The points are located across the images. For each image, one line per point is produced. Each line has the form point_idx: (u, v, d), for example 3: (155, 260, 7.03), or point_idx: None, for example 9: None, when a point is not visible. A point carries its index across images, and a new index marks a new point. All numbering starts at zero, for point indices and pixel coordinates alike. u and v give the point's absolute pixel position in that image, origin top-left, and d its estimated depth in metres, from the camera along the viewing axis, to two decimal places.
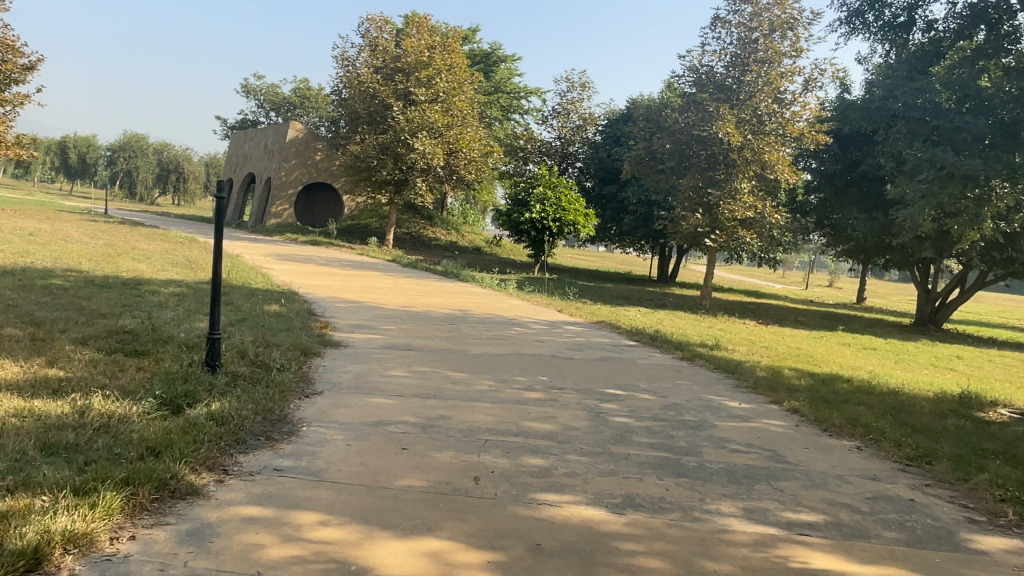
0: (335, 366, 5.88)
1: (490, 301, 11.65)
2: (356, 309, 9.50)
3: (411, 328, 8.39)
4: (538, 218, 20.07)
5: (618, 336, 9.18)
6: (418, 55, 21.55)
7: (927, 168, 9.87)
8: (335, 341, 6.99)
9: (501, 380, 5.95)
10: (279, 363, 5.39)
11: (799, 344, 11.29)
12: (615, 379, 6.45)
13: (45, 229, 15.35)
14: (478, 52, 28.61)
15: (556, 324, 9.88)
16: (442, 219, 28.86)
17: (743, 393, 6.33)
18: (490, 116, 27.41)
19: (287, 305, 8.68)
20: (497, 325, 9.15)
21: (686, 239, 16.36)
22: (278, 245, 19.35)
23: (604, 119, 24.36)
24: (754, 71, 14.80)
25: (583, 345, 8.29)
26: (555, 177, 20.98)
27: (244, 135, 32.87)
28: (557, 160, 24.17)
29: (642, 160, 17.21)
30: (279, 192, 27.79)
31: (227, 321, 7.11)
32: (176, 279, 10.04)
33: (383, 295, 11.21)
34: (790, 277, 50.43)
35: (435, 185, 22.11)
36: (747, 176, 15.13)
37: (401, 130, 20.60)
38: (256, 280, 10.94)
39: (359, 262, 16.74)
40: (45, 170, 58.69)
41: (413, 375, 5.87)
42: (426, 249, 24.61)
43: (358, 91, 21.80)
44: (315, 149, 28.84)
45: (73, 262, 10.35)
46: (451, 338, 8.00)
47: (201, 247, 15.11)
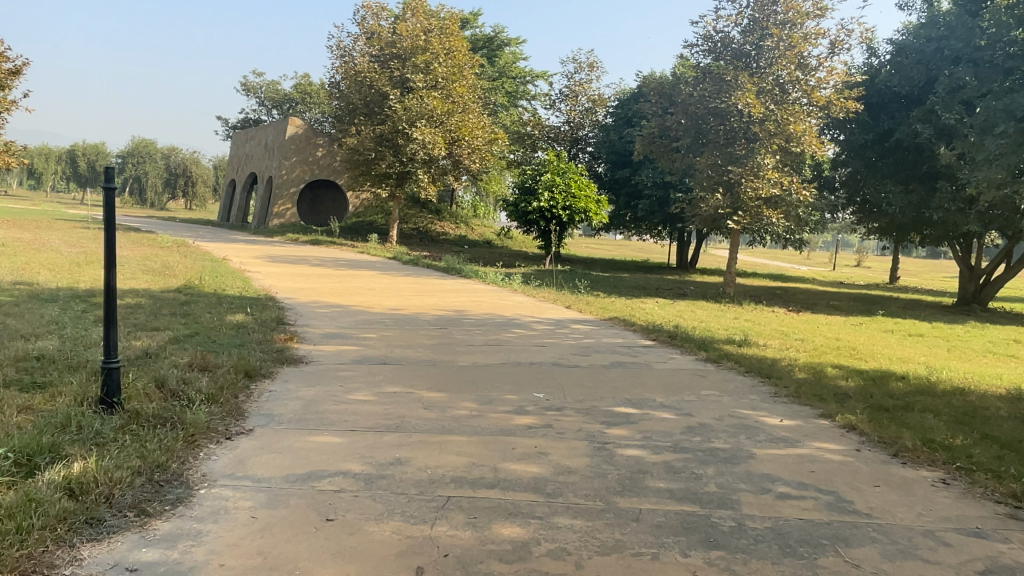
0: (282, 393, 4.80)
1: (490, 299, 10.55)
2: (336, 314, 8.46)
3: (392, 335, 7.33)
4: (547, 206, 18.91)
5: (633, 335, 8.05)
6: (413, 40, 20.50)
7: (1003, 120, 8.58)
8: (296, 359, 5.91)
9: (486, 401, 4.87)
10: (203, 394, 4.33)
11: (838, 334, 10.08)
12: (627, 392, 5.32)
13: (24, 239, 14.50)
14: (480, 37, 27.56)
15: (562, 322, 8.75)
16: (450, 212, 28.03)
17: (783, 405, 5.20)
18: (496, 103, 26.34)
19: (254, 314, 7.65)
20: (494, 327, 8.06)
21: (705, 222, 15.16)
22: (275, 247, 18.42)
23: (614, 100, 23.18)
24: (775, 35, 13.55)
25: (592, 348, 7.19)
26: (564, 163, 19.79)
27: (246, 134, 32.07)
28: (566, 146, 23.15)
29: (655, 137, 15.97)
30: (281, 191, 26.95)
31: (171, 339, 6.08)
32: (140, 289, 9.05)
33: (372, 297, 10.14)
34: (815, 259, 48.74)
35: (439, 176, 21.07)
36: (770, 151, 13.86)
37: (398, 120, 19.54)
38: (232, 285, 9.94)
39: (356, 261, 15.73)
40: (56, 180, 58.68)
41: (377, 399, 4.80)
42: (433, 245, 23.59)
43: (353, 80, 20.85)
44: (316, 145, 27.87)
45: (29, 273, 9.41)
46: (437, 346, 6.93)
47: (186, 252, 14.17)
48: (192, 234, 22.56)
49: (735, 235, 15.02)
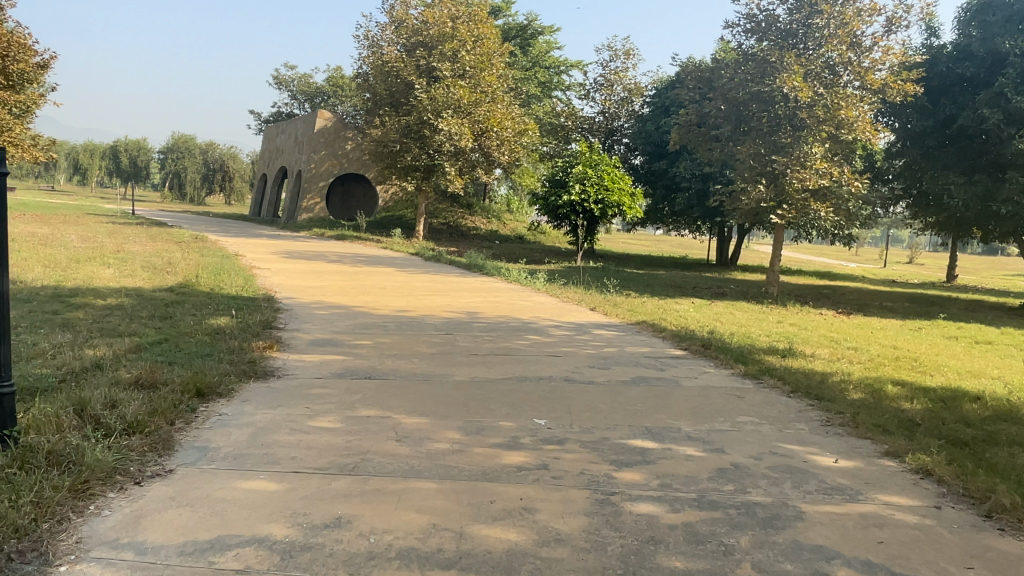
0: (230, 418, 4.05)
1: (509, 300, 9.74)
2: (335, 317, 7.73)
3: (387, 341, 6.56)
4: (578, 199, 17.97)
5: (661, 343, 7.15)
6: (440, 27, 19.72)
7: None
8: (267, 372, 5.16)
9: (474, 430, 4.05)
10: (125, 420, 3.59)
11: (896, 342, 9.00)
12: (647, 418, 4.45)
13: (38, 234, 14.15)
14: (513, 26, 26.80)
15: (583, 327, 7.87)
16: (481, 207, 27.29)
17: (837, 439, 4.27)
18: (529, 93, 25.53)
19: (241, 318, 6.96)
20: (505, 333, 7.24)
21: (746, 216, 14.07)
22: (296, 242, 17.88)
23: (651, 88, 22.11)
24: (825, 12, 12.46)
25: (613, 358, 6.32)
26: (597, 154, 18.85)
27: (277, 128, 31.80)
28: (601, 137, 22.20)
29: (692, 125, 14.91)
30: (310, 186, 26.55)
31: (133, 347, 5.41)
32: (132, 287, 8.46)
33: (379, 296, 9.41)
34: (865, 256, 46.75)
35: (468, 170, 20.32)
36: (819, 139, 12.73)
37: (423, 110, 18.81)
38: (231, 284, 9.29)
39: (376, 257, 15.05)
40: (100, 176, 59.83)
41: (343, 426, 4.02)
42: (462, 241, 22.89)
43: (378, 70, 20.23)
44: (345, 138, 27.38)
45: (20, 269, 8.91)
46: (437, 354, 6.14)
47: (200, 248, 13.64)
48: (218, 229, 22.23)
49: (780, 230, 13.89)
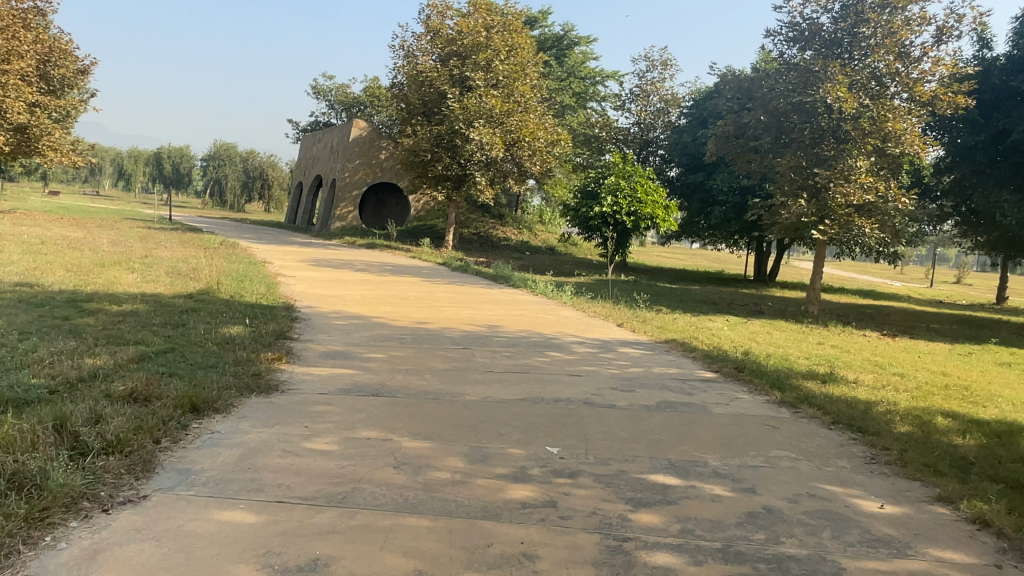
0: (221, 437, 3.79)
1: (534, 314, 9.42)
2: (351, 328, 7.49)
3: (401, 355, 6.30)
4: (610, 211, 17.59)
5: (691, 364, 6.76)
6: (474, 36, 19.56)
7: None
8: (270, 386, 4.91)
9: (480, 458, 3.73)
10: (104, 438, 3.36)
11: (944, 368, 8.44)
12: (670, 450, 4.08)
13: (71, 238, 14.29)
14: (549, 37, 26.63)
15: (608, 345, 7.51)
16: (513, 217, 27.06)
17: (882, 481, 3.85)
18: (563, 104, 25.29)
19: (254, 327, 6.75)
20: (526, 349, 6.92)
21: (785, 231, 13.55)
22: (325, 249, 17.81)
23: (689, 100, 21.67)
24: (872, 20, 11.96)
25: (638, 380, 5.95)
26: (631, 165, 18.47)
27: (314, 137, 32.06)
28: (636, 148, 21.79)
29: (730, 136, 14.45)
30: (343, 194, 26.63)
31: (137, 356, 5.23)
32: (150, 293, 8.36)
33: (400, 307, 9.17)
34: (909, 275, 45.32)
35: (500, 180, 20.09)
36: (863, 153, 12.18)
37: (455, 120, 18.65)
38: (252, 291, 9.14)
39: (403, 266, 14.87)
40: (144, 182, 61.23)
41: (341, 450, 3.74)
42: (492, 251, 22.65)
43: (412, 80, 20.16)
44: (379, 147, 27.44)
45: (43, 272, 8.88)
46: (451, 370, 5.84)
47: (227, 254, 13.61)
48: (250, 236, 22.35)
49: (820, 246, 13.32)
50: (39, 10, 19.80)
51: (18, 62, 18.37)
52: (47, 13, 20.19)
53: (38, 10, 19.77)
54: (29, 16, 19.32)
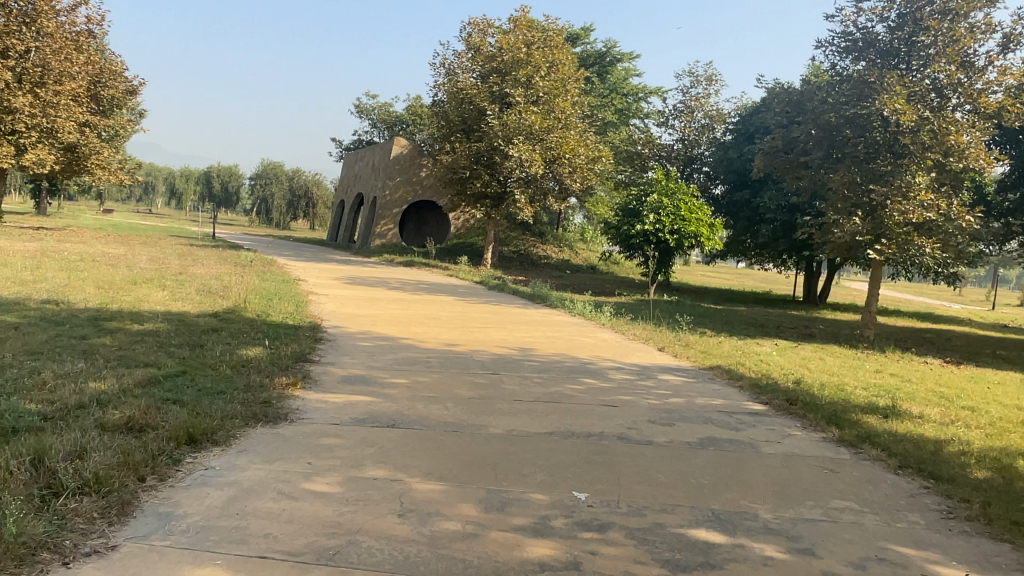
0: (214, 474, 3.45)
1: (571, 336, 8.97)
2: (376, 351, 7.15)
3: (425, 381, 5.92)
4: (652, 230, 17.07)
5: (738, 395, 6.23)
6: (514, 52, 19.33)
7: None
8: (279, 414, 4.57)
9: (497, 505, 3.31)
10: (81, 476, 3.05)
11: (1020, 401, 7.69)
12: (714, 498, 3.60)
13: (111, 254, 14.38)
14: (591, 53, 26.37)
15: (647, 371, 7.02)
16: (554, 235, 26.67)
17: (966, 542, 3.31)
18: (605, 120, 24.92)
19: (274, 349, 6.47)
20: (559, 376, 6.48)
21: (838, 251, 12.83)
22: (362, 268, 17.67)
23: (735, 115, 21.07)
24: (932, 28, 11.29)
25: (680, 412, 5.45)
26: (674, 183, 17.94)
27: (356, 155, 32.31)
28: (679, 165, 21.23)
29: (779, 151, 13.83)
30: (383, 212, 26.63)
31: (145, 379, 4.96)
32: (176, 311, 8.18)
33: (430, 328, 8.82)
34: (967, 296, 43.50)
35: (539, 198, 19.75)
36: (923, 168, 11.44)
37: (494, 137, 18.39)
38: (279, 310, 8.91)
39: (439, 285, 14.57)
40: (195, 201, 62.83)
41: (343, 491, 3.36)
42: (532, 270, 22.30)
43: (452, 97, 20.03)
44: (420, 165, 27.41)
45: (73, 289, 8.81)
46: (476, 398, 5.44)
47: (263, 272, 13.50)
48: (290, 253, 22.42)
49: (877, 266, 12.55)
50: (91, 33, 20.44)
51: (71, 84, 19.06)
52: (99, 36, 20.83)
53: (90, 33, 20.40)
54: (82, 39, 19.90)
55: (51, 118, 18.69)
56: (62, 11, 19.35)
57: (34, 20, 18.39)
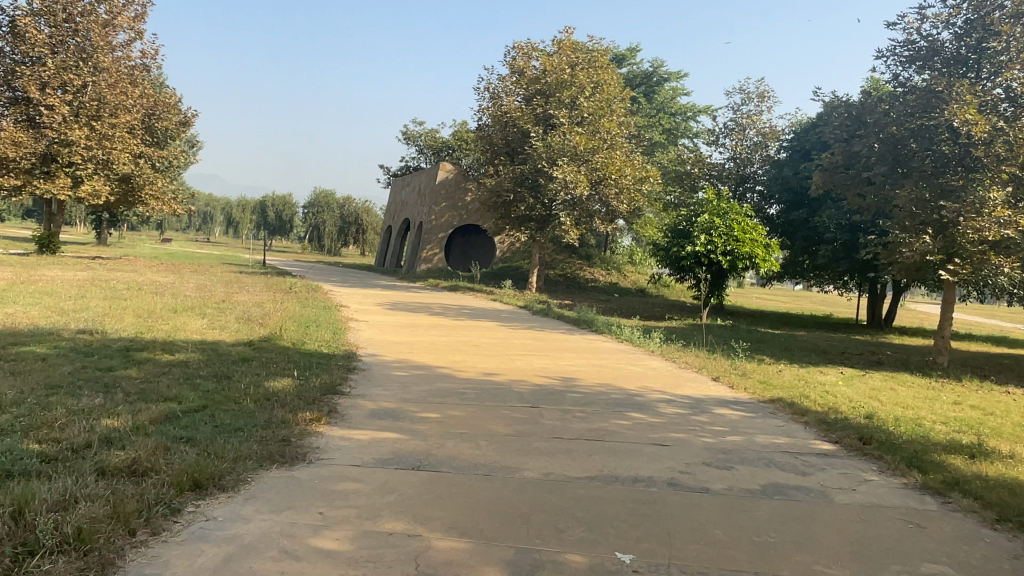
0: (214, 527, 3.10)
1: (619, 365, 8.46)
2: (411, 381, 6.79)
3: (457, 415, 5.51)
4: (704, 251, 16.43)
5: (803, 432, 5.64)
6: (558, 74, 19.12)
7: None
8: (297, 454, 4.23)
9: (527, 569, 2.87)
10: (61, 532, 2.74)
11: None
12: (783, 562, 3.08)
13: (159, 282, 14.52)
14: (638, 73, 26.02)
15: (701, 404, 6.46)
16: (601, 258, 26.13)
17: None
18: (653, 140, 24.46)
19: (304, 380, 6.17)
20: (605, 409, 5.99)
21: (906, 271, 11.97)
22: (406, 293, 17.49)
23: (789, 132, 20.33)
24: (1004, 33, 10.50)
25: (738, 453, 4.90)
26: (726, 202, 17.32)
27: (403, 181, 32.54)
28: (731, 184, 20.55)
29: (839, 167, 13.14)
30: (429, 237, 26.57)
31: (161, 415, 4.69)
32: (210, 340, 8.01)
33: (469, 356, 8.43)
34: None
35: (585, 221, 19.34)
36: (999, 183, 10.50)
37: (538, 159, 18.11)
38: (316, 338, 8.67)
39: (483, 310, 14.22)
40: (251, 230, 64.38)
41: (353, 550, 2.97)
42: (579, 294, 21.81)
43: (496, 120, 19.91)
44: (465, 190, 27.34)
45: (112, 319, 8.76)
46: (512, 435, 5.00)
47: (305, 298, 13.39)
48: (336, 279, 22.48)
49: (949, 287, 11.68)
50: (145, 67, 21.32)
51: (126, 116, 19.96)
52: (153, 69, 21.77)
53: (145, 66, 21.34)
54: (136, 73, 20.91)
55: (108, 149, 19.59)
56: (118, 47, 20.27)
57: (91, 56, 19.53)
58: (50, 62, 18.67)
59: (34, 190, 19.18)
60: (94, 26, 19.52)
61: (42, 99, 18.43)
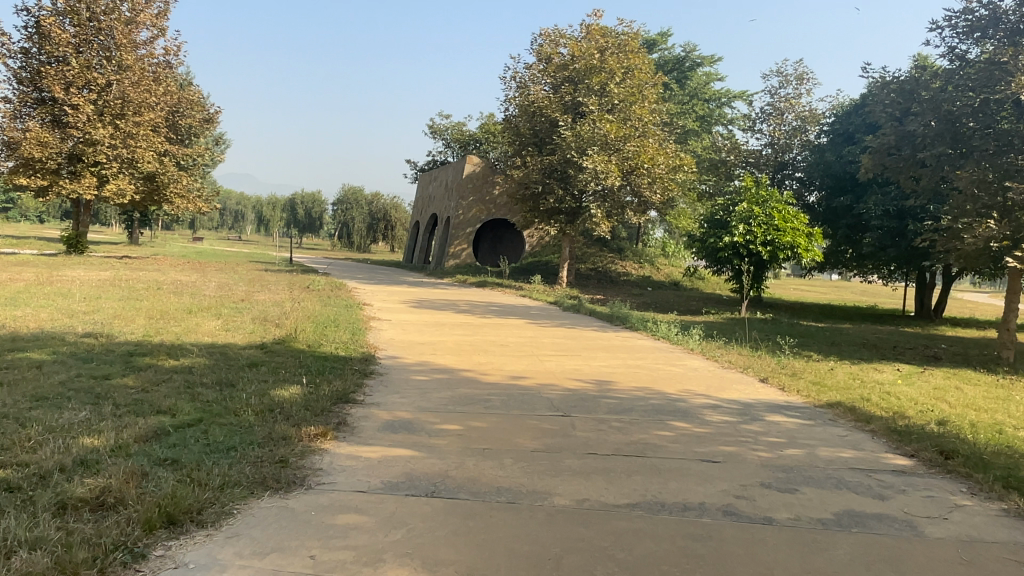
0: None
1: (657, 365, 7.82)
2: (431, 387, 6.23)
3: (480, 427, 4.94)
4: (742, 241, 15.65)
5: (872, 445, 4.96)
6: (587, 59, 18.47)
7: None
8: (295, 478, 3.71)
9: None
10: None
11: None
12: None
13: (181, 282, 14.21)
14: (669, 59, 25.24)
15: (752, 411, 5.80)
16: (634, 251, 25.39)
17: None
18: (686, 128, 23.66)
19: (314, 387, 5.66)
20: (645, 419, 5.37)
21: (966, 259, 11.09)
22: (433, 289, 17.00)
23: (830, 115, 19.39)
24: None
25: (801, 472, 4.26)
26: (766, 190, 16.52)
27: (430, 176, 32.14)
28: (769, 171, 19.69)
29: (891, 148, 12.21)
30: (457, 232, 26.10)
31: (148, 431, 4.21)
32: (221, 342, 7.55)
33: (495, 358, 7.86)
34: None
35: (617, 212, 18.65)
36: None
37: (567, 148, 17.47)
38: (333, 339, 8.18)
39: (511, 306, 13.65)
40: (281, 228, 64.67)
41: None
42: (610, 288, 21.15)
43: (523, 110, 19.31)
44: (493, 183, 26.78)
45: (122, 321, 8.37)
46: (540, 451, 4.42)
47: (328, 296, 12.96)
48: (363, 276, 22.09)
49: (1014, 275, 10.79)
50: (169, 63, 21.13)
51: (150, 114, 19.83)
52: (176, 66, 21.62)
53: (168, 63, 21.17)
54: (160, 70, 20.78)
55: (133, 148, 19.45)
56: (141, 45, 20.13)
57: (114, 54, 19.37)
58: (73, 61, 18.54)
59: (60, 191, 19.15)
60: (116, 23, 19.35)
61: (66, 99, 18.34)
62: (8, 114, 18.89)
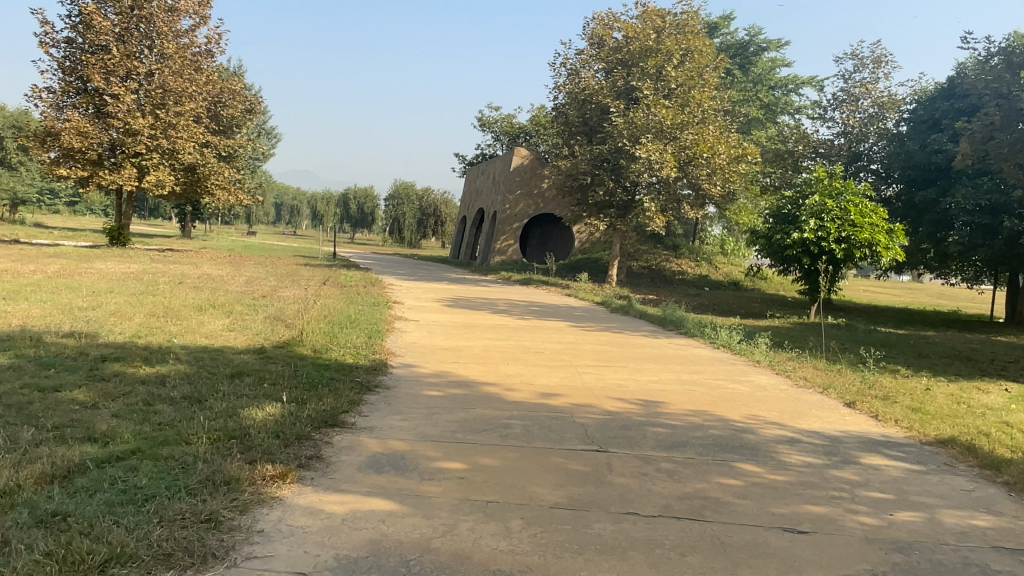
0: None
1: (718, 382, 6.58)
2: (442, 407, 5.17)
3: (490, 466, 3.87)
4: (814, 238, 14.17)
5: (1016, 507, 3.67)
6: (642, 41, 17.23)
7: None
8: (215, 548, 2.71)
9: None
10: None
11: None
12: None
13: (210, 276, 13.57)
14: (732, 44, 23.69)
15: (842, 450, 4.55)
16: (690, 248, 23.94)
17: None
18: (749, 116, 22.13)
19: (297, 407, 4.67)
20: (705, 460, 4.18)
21: None
22: (473, 287, 16.00)
23: (911, 101, 17.64)
24: None
25: (927, 553, 3.02)
26: (840, 181, 14.98)
27: (478, 169, 31.23)
28: (841, 162, 18.04)
29: (994, 131, 10.56)
30: (504, 227, 25.11)
31: (53, 469, 3.26)
32: (213, 345, 6.68)
33: (526, 369, 6.76)
34: None
35: (672, 207, 17.34)
36: None
37: (619, 137, 16.27)
38: (343, 343, 7.22)
39: (555, 307, 12.53)
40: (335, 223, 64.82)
41: None
42: (664, 288, 19.83)
43: (573, 97, 18.20)
44: (542, 176, 25.67)
45: (118, 318, 7.61)
46: (563, 509, 3.31)
47: (358, 293, 12.09)
48: (404, 271, 21.32)
49: None
50: (210, 52, 20.77)
51: (190, 104, 19.43)
52: (217, 56, 21.23)
53: (209, 53, 20.81)
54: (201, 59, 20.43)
55: (172, 138, 19.09)
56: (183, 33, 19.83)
57: (156, 43, 19.13)
58: (114, 50, 18.26)
59: (101, 181, 18.91)
60: (158, 11, 19.07)
61: (107, 88, 18.06)
62: (51, 104, 18.74)
